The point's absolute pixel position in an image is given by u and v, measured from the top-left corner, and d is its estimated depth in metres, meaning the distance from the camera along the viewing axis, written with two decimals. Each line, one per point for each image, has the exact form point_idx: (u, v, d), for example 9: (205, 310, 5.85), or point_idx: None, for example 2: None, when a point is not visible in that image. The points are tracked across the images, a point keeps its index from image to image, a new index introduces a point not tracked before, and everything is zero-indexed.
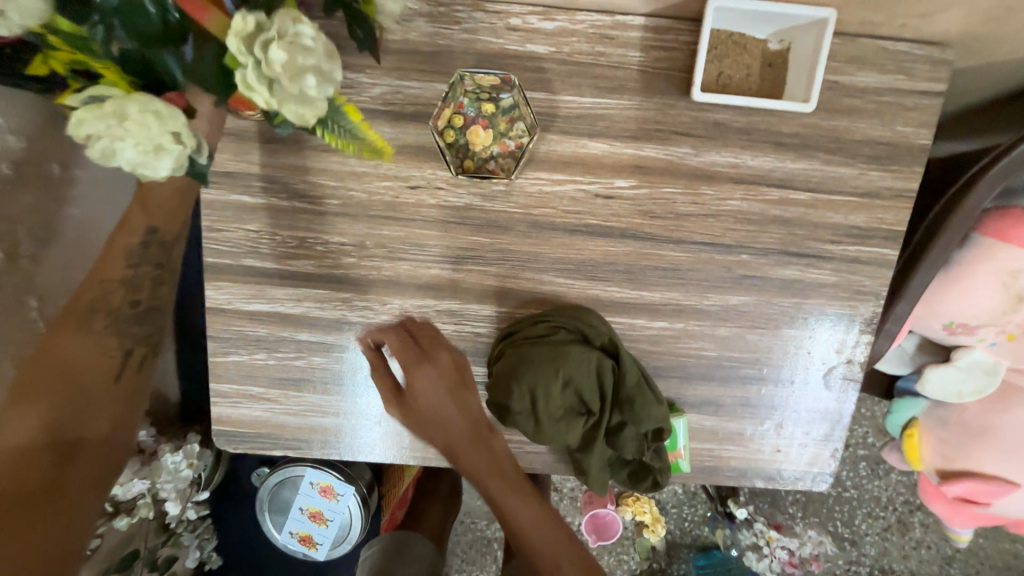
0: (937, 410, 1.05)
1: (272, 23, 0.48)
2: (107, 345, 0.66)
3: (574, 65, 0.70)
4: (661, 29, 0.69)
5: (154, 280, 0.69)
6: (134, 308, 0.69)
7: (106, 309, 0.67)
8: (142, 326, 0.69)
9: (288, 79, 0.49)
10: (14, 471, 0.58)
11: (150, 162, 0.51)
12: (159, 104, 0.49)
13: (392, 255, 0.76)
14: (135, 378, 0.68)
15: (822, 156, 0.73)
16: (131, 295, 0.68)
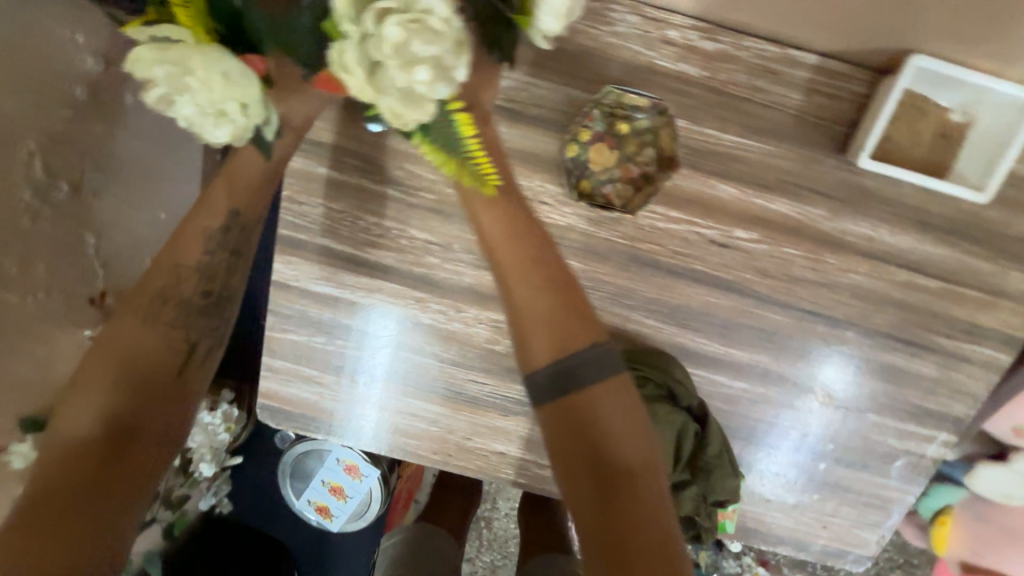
0: (977, 505, 1.02)
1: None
2: (174, 336, 0.54)
3: (725, 96, 0.63)
4: (834, 73, 0.61)
5: (227, 269, 0.57)
6: (205, 299, 0.55)
7: (177, 297, 0.54)
8: (211, 317, 0.56)
9: (397, 65, 0.38)
10: (66, 469, 0.47)
11: (205, 125, 0.44)
12: (231, 65, 0.43)
13: (478, 263, 0.71)
14: (199, 374, 0.55)
15: (965, 245, 0.67)
16: (202, 284, 0.55)
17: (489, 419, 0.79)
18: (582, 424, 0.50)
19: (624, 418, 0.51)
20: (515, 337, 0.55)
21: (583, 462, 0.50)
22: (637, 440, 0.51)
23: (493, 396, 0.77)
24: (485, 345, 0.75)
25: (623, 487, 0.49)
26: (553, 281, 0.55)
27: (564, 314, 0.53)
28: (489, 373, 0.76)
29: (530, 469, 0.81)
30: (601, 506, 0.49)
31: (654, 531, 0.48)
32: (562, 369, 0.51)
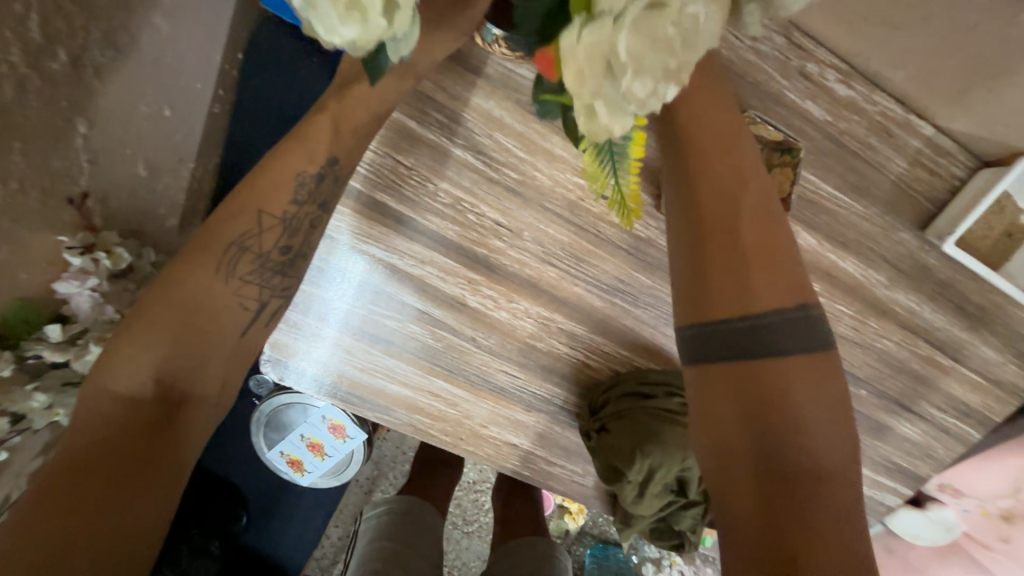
0: (888, 539, 1.17)
1: None
2: (243, 293, 0.56)
3: (837, 146, 0.61)
4: (940, 150, 0.62)
5: (312, 223, 0.57)
6: (284, 255, 0.56)
7: (256, 250, 0.55)
8: (285, 277, 0.58)
9: (623, 59, 0.32)
10: (124, 421, 0.50)
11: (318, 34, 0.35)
12: None
13: (544, 257, 0.66)
14: (259, 335, 0.58)
15: (985, 334, 0.72)
16: (283, 238, 0.56)
17: (511, 412, 0.77)
18: (766, 398, 0.46)
19: (821, 410, 0.46)
20: (692, 295, 0.52)
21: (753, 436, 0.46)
22: (830, 437, 0.45)
23: (521, 390, 0.75)
24: (527, 340, 0.72)
25: (806, 482, 0.43)
26: (760, 246, 0.51)
27: (766, 282, 0.49)
28: (524, 367, 0.73)
29: (536, 465, 0.81)
30: (765, 490, 0.44)
31: (834, 541, 0.41)
32: (756, 334, 0.48)
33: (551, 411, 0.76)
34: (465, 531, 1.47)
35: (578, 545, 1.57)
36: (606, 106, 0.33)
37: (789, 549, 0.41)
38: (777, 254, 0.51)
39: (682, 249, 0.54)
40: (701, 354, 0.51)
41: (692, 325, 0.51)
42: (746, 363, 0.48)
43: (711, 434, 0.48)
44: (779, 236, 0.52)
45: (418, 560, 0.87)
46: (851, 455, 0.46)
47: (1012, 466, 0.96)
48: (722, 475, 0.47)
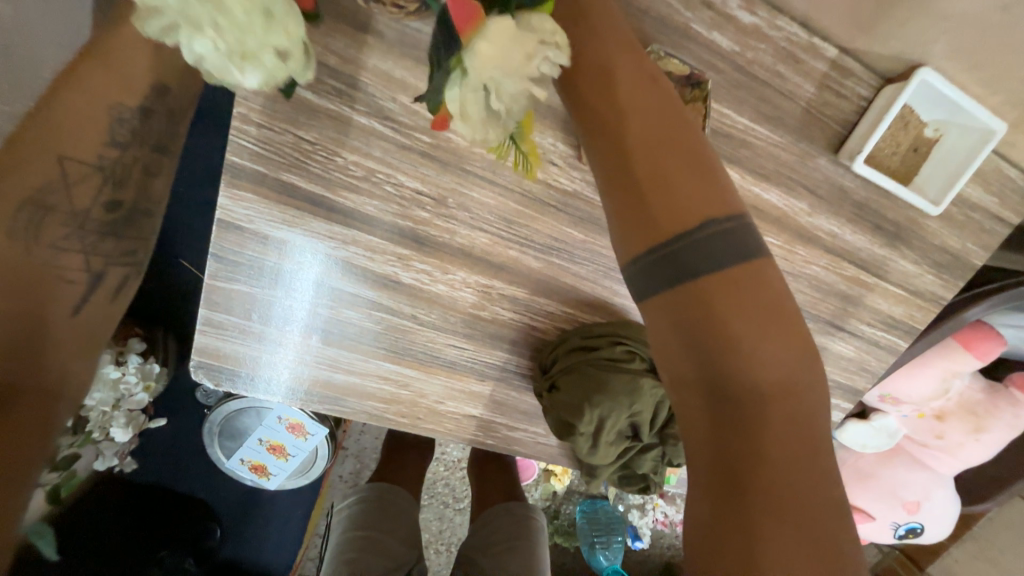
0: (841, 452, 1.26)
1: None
2: (63, 262, 0.45)
3: (747, 77, 0.61)
4: (846, 72, 0.62)
5: (146, 168, 0.50)
6: (112, 212, 0.48)
7: (67, 210, 0.45)
8: (124, 242, 0.49)
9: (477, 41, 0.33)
10: None
11: (231, 69, 0.35)
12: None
13: (472, 222, 0.64)
14: (100, 312, 0.47)
15: (902, 248, 0.76)
16: (108, 192, 0.47)
17: (466, 383, 0.76)
18: (704, 326, 0.41)
19: (764, 329, 0.41)
20: (625, 224, 0.46)
21: (701, 369, 0.41)
22: (784, 351, 0.41)
23: (472, 361, 0.74)
24: (470, 311, 0.70)
25: (764, 404, 0.39)
26: (679, 158, 0.45)
27: (690, 197, 0.44)
28: (471, 338, 0.72)
29: (498, 431, 0.81)
30: (721, 420, 0.40)
31: (797, 456, 0.38)
32: (683, 259, 0.43)
33: (503, 377, 0.76)
34: (454, 507, 1.49)
35: (567, 504, 1.62)
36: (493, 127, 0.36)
37: (749, 473, 0.38)
38: (698, 165, 0.46)
39: (608, 177, 0.47)
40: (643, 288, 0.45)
41: (634, 258, 0.45)
42: (680, 291, 0.43)
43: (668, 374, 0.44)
44: (696, 148, 0.47)
45: (393, 541, 0.89)
46: (807, 366, 0.42)
47: (940, 369, 1.04)
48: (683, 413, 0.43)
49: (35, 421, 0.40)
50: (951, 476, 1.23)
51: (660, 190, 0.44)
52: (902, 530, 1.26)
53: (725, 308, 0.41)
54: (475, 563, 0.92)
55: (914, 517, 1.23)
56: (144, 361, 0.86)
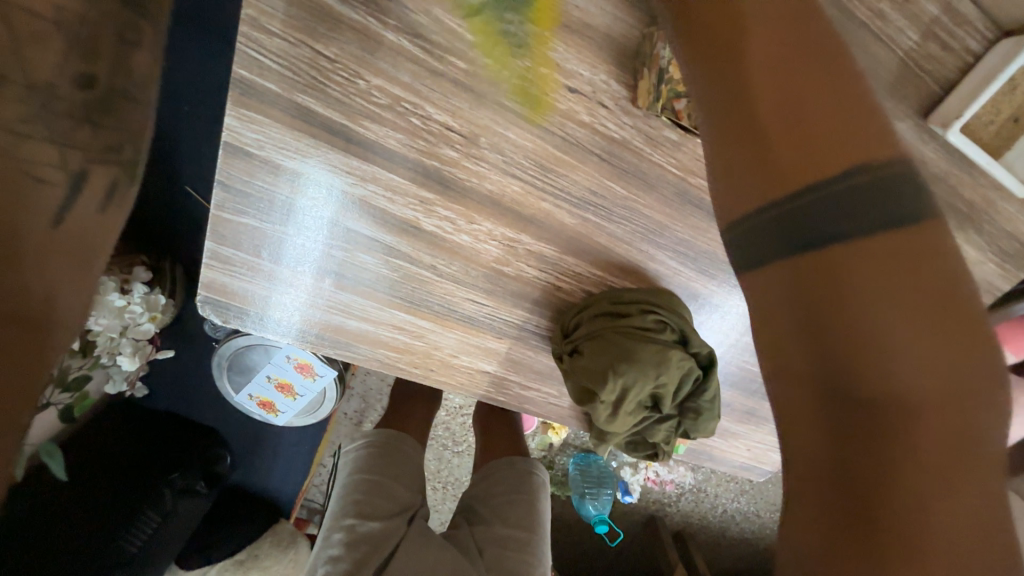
0: None
1: None
2: (28, 154, 0.31)
3: (843, 16, 0.51)
4: (958, 18, 0.53)
5: (122, 33, 0.34)
6: (85, 92, 0.33)
7: (21, 80, 0.31)
8: (106, 134, 0.34)
9: None
10: None
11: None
12: None
13: (504, 167, 0.58)
14: (91, 224, 0.33)
15: (969, 232, 0.69)
16: (78, 61, 0.33)
17: (482, 339, 0.73)
18: (840, 308, 0.29)
19: (933, 318, 0.29)
20: (733, 169, 0.33)
21: (827, 363, 0.30)
22: (960, 350, 0.29)
23: (492, 318, 0.70)
24: (493, 265, 0.66)
25: (918, 419, 0.28)
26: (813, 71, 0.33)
27: (831, 135, 0.31)
28: (492, 294, 0.68)
29: (510, 389, 0.79)
30: (845, 440, 0.29)
31: (954, 498, 0.27)
32: (809, 217, 0.31)
33: (522, 336, 0.73)
34: (453, 450, 1.53)
35: (562, 456, 1.66)
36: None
37: (881, 509, 0.28)
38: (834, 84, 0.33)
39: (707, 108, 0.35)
40: (745, 260, 0.33)
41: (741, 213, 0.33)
42: (797, 264, 0.31)
43: (773, 369, 0.32)
44: (842, 68, 0.33)
45: (397, 486, 0.90)
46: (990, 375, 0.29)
47: None
48: (784, 419, 0.32)
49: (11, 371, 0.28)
50: None
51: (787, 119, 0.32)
52: None
53: (882, 283, 0.29)
54: (476, 510, 0.94)
55: None
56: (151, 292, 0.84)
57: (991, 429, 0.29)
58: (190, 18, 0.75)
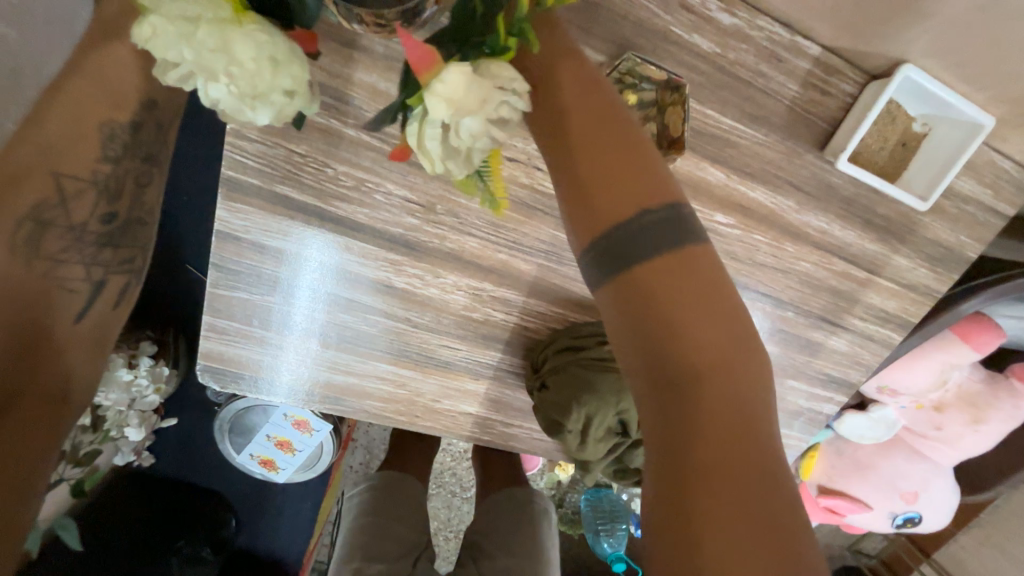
0: (839, 443, 1.28)
1: (462, 124, 0.35)
2: (65, 273, 0.49)
3: (729, 79, 0.61)
4: (830, 70, 0.62)
5: (138, 180, 0.52)
6: (108, 224, 0.51)
7: (65, 223, 0.48)
8: (122, 250, 0.52)
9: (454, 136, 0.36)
10: None
11: (243, 108, 0.40)
12: (275, 44, 0.39)
13: (462, 228, 0.66)
14: (103, 318, 0.51)
15: (893, 243, 0.76)
16: (105, 205, 0.50)
17: (461, 382, 0.79)
18: (643, 302, 0.40)
19: (701, 298, 0.39)
20: (573, 216, 0.43)
21: (640, 343, 0.39)
22: (721, 316, 0.39)
23: (466, 361, 0.77)
24: (462, 312, 0.72)
25: (704, 371, 0.37)
26: (620, 139, 0.43)
27: (626, 181, 0.42)
28: (464, 339, 0.75)
29: (495, 427, 0.85)
30: (661, 402, 0.38)
31: (734, 430, 0.36)
32: (631, 244, 0.40)
33: (499, 376, 0.79)
34: (461, 496, 1.53)
35: (573, 493, 1.65)
36: (456, 164, 0.37)
37: (686, 446, 0.36)
38: (637, 145, 0.44)
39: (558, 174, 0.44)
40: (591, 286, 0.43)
41: (585, 245, 0.42)
42: (619, 280, 0.41)
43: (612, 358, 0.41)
44: (641, 137, 0.44)
45: (401, 527, 0.93)
46: (748, 338, 0.40)
47: (938, 361, 1.04)
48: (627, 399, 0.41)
49: (40, 429, 0.45)
50: (951, 468, 1.23)
51: (609, 176, 0.42)
52: (900, 519, 1.26)
53: (669, 278, 0.40)
54: (479, 548, 0.96)
55: (912, 507, 1.23)
56: (157, 367, 0.91)
57: (751, 375, 0.38)
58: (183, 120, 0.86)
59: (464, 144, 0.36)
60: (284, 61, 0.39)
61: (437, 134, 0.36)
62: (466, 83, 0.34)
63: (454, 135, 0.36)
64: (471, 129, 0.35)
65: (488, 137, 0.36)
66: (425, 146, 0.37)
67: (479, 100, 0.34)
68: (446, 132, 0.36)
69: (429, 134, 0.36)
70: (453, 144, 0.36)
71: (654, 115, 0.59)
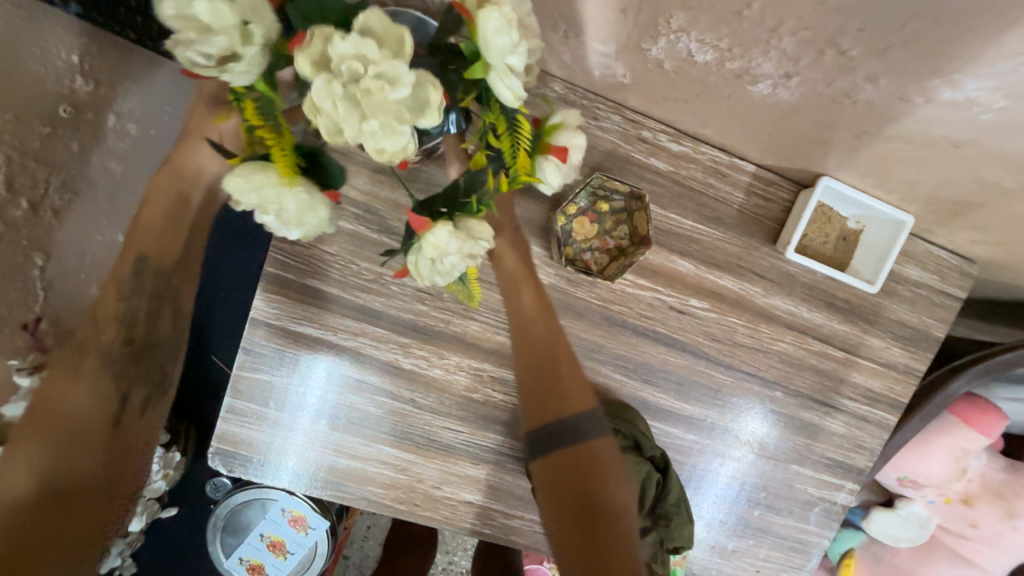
0: (873, 548, 1.17)
1: (451, 253, 0.42)
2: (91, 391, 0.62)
3: (684, 189, 0.75)
4: (767, 182, 0.76)
5: (150, 313, 0.64)
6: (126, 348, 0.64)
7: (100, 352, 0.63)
8: (137, 364, 0.64)
9: (442, 262, 0.42)
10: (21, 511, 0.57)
11: (282, 229, 0.43)
12: (318, 198, 0.41)
13: (465, 313, 0.75)
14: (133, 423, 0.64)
15: (861, 324, 0.83)
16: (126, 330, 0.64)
17: (461, 467, 0.80)
18: (581, 474, 0.65)
19: (606, 473, 0.66)
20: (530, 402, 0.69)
21: (573, 500, 0.65)
22: (618, 483, 0.67)
23: (467, 444, 0.79)
24: (463, 393, 0.77)
25: (606, 525, 0.64)
26: (565, 360, 0.70)
27: (568, 393, 0.68)
28: (466, 421, 0.78)
29: (496, 519, 0.83)
30: (581, 535, 0.64)
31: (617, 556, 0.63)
32: (572, 435, 0.66)
33: (499, 460, 0.80)
34: None
35: None
36: (441, 278, 0.44)
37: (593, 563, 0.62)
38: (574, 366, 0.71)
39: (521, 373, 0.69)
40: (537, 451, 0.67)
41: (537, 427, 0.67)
42: (562, 456, 0.66)
43: (551, 508, 0.66)
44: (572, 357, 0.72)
45: None
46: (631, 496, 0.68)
47: (949, 448, 1.02)
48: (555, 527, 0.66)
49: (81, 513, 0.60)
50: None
51: (558, 387, 0.68)
52: None
53: (592, 462, 0.66)
54: None
55: None
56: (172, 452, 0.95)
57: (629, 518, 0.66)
58: (231, 230, 1.01)
59: (450, 266, 0.43)
60: (318, 203, 0.41)
61: (426, 262, 0.43)
62: (447, 242, 0.41)
63: (440, 261, 0.42)
64: (461, 257, 0.42)
65: (463, 266, 0.43)
66: (414, 268, 0.44)
67: (466, 237, 0.42)
68: (433, 259, 0.42)
69: (421, 261, 0.43)
70: (441, 269, 0.43)
71: (625, 218, 0.75)
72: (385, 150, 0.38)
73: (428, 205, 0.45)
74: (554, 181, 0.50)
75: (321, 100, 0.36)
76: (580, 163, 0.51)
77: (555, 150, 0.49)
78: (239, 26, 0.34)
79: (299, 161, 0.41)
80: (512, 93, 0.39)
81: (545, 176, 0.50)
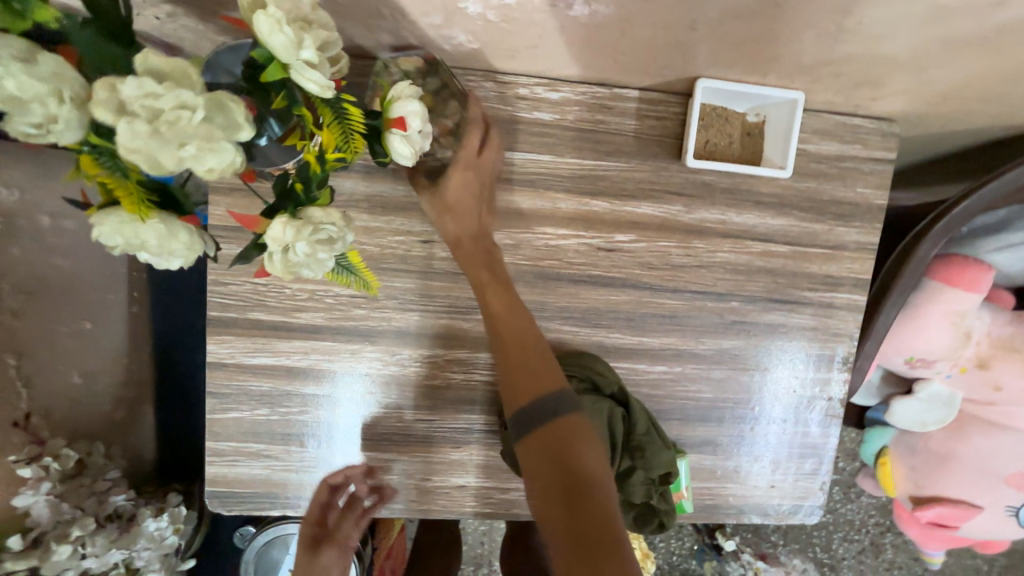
0: (905, 439, 1.12)
1: (299, 240, 0.46)
2: None
3: (577, 131, 0.76)
4: (655, 101, 0.76)
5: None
6: None
7: None
8: None
9: (299, 253, 0.47)
10: None
11: (161, 262, 0.48)
12: (176, 226, 0.46)
13: (403, 306, 0.77)
14: None
15: (797, 213, 0.81)
16: None
17: (444, 454, 0.82)
18: (560, 444, 0.62)
19: (573, 444, 0.62)
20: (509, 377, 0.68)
21: (552, 471, 0.61)
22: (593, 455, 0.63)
23: (444, 431, 0.81)
24: (425, 382, 0.80)
25: (603, 547, 0.55)
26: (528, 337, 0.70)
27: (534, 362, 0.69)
28: (434, 409, 0.80)
29: (494, 496, 0.84)
30: (566, 510, 0.58)
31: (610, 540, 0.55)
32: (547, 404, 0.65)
33: (479, 438, 0.82)
34: None
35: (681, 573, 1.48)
36: (310, 269, 0.49)
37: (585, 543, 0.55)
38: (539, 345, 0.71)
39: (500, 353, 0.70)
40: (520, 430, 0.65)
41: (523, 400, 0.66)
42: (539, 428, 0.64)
43: (534, 485, 0.61)
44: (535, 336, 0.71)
45: None
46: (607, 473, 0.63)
47: (943, 314, 0.97)
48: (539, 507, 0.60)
49: None
50: None
51: (526, 358, 0.69)
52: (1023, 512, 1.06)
53: (567, 434, 0.63)
54: None
55: None
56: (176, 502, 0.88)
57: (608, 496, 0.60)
58: None
59: (307, 255, 0.47)
60: (175, 230, 0.46)
61: (281, 259, 0.47)
62: (287, 232, 0.46)
63: (297, 252, 0.47)
64: (311, 242, 0.47)
65: (323, 250, 0.48)
66: (270, 268, 0.48)
67: (311, 224, 0.47)
68: (286, 251, 0.47)
69: (275, 258, 0.47)
70: (301, 260, 0.47)
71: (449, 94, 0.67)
72: (213, 168, 0.41)
73: (270, 211, 0.49)
74: (406, 153, 0.53)
75: (128, 142, 0.37)
76: (425, 127, 0.54)
77: (395, 124, 0.53)
78: (51, 93, 0.38)
79: (149, 198, 0.46)
80: (320, 85, 0.43)
81: (396, 151, 0.53)
